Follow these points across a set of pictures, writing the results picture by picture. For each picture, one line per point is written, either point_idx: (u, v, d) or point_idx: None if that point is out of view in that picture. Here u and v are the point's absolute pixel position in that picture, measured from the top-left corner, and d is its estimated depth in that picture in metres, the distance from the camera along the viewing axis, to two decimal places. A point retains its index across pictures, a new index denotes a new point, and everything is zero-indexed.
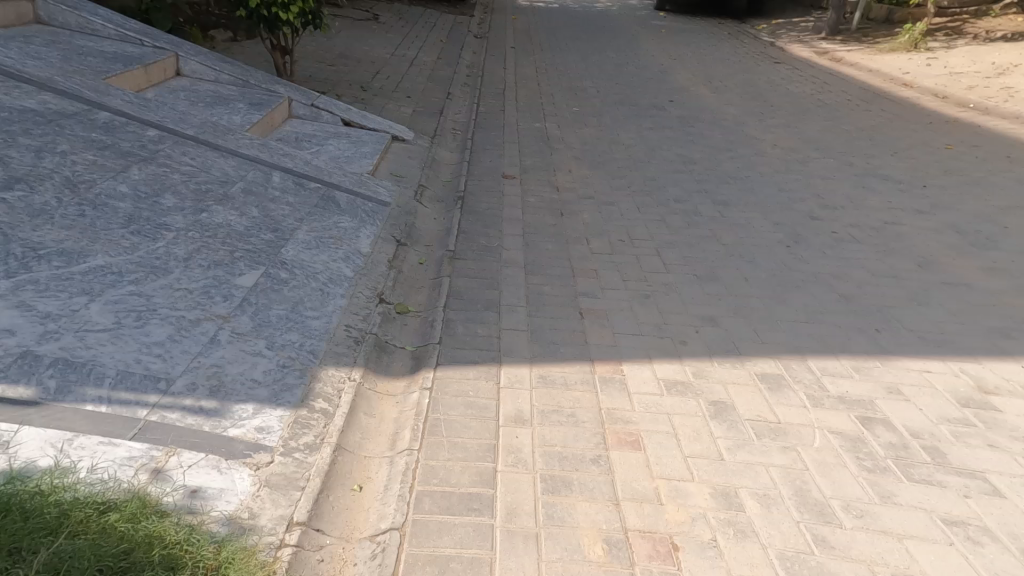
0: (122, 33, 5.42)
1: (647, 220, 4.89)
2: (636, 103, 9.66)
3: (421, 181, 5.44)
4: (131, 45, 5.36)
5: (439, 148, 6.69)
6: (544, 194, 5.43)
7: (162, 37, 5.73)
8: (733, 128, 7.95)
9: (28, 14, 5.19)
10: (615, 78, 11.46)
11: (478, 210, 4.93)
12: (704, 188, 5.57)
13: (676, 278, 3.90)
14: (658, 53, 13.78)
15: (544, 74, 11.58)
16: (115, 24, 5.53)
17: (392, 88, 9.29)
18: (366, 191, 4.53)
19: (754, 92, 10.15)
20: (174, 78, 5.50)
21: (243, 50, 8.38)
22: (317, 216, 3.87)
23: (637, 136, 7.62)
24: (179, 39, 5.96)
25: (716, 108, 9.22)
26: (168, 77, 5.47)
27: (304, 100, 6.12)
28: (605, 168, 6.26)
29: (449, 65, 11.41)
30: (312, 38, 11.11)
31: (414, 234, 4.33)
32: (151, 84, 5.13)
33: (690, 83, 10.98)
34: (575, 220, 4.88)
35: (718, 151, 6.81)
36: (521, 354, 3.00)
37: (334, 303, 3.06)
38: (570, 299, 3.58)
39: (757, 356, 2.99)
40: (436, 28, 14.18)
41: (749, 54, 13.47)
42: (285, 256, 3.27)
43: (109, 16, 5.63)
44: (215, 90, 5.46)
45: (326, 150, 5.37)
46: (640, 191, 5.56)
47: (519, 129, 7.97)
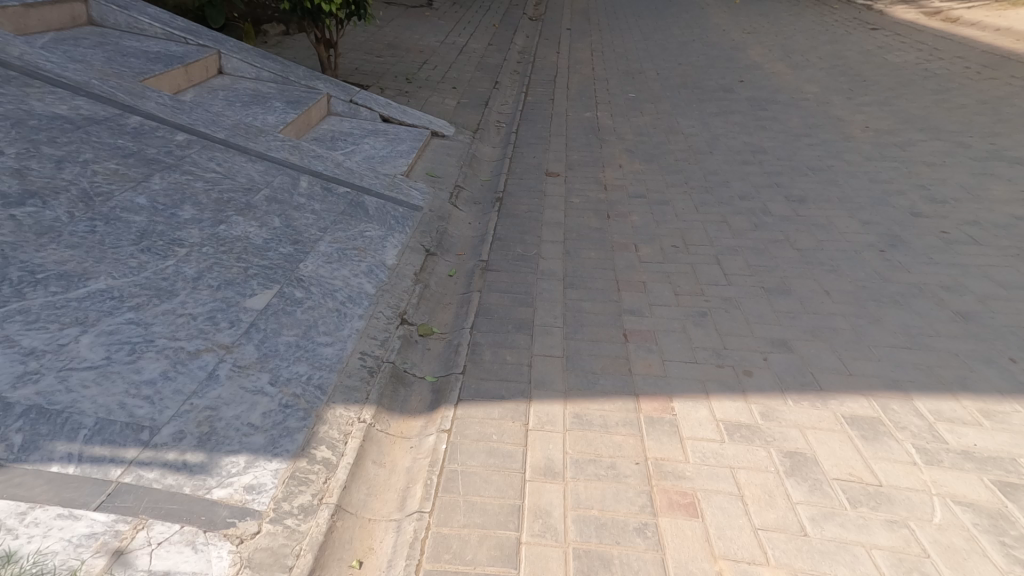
0: (167, 31, 5.37)
1: (707, 222, 4.40)
2: (701, 85, 8.92)
3: (458, 181, 5.13)
4: (174, 44, 5.32)
5: (480, 144, 6.35)
6: (591, 193, 5.00)
7: (206, 35, 5.67)
8: (812, 109, 7.18)
9: (82, 15, 5.24)
10: (676, 57, 10.73)
11: (518, 213, 4.58)
12: (775, 183, 4.98)
13: (738, 293, 3.41)
14: (729, 27, 12.83)
15: (598, 58, 10.95)
16: (160, 21, 5.48)
17: (438, 80, 9.03)
18: (399, 195, 4.24)
19: (841, 68, 9.14)
20: (216, 77, 5.43)
21: (291, 46, 8.35)
22: (343, 225, 3.62)
23: (698, 122, 7.01)
24: (225, 37, 5.90)
25: (794, 86, 8.34)
26: (211, 76, 5.41)
27: (342, 96, 5.89)
28: (662, 161, 5.72)
29: (498, 52, 11.00)
30: (361, 28, 11.04)
31: (446, 242, 4.03)
32: (192, 84, 5.07)
33: (762, 60, 10.04)
34: (624, 222, 4.45)
35: (796, 138, 6.09)
36: (554, 387, 2.63)
37: (350, 327, 2.81)
38: (613, 319, 3.22)
39: (846, 392, 2.46)
40: (487, 13, 13.75)
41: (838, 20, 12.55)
42: (302, 272, 3.04)
43: (155, 13, 5.60)
44: (254, 88, 5.35)
45: (361, 149, 5.16)
46: (700, 188, 5.02)
47: (569, 120, 7.51)
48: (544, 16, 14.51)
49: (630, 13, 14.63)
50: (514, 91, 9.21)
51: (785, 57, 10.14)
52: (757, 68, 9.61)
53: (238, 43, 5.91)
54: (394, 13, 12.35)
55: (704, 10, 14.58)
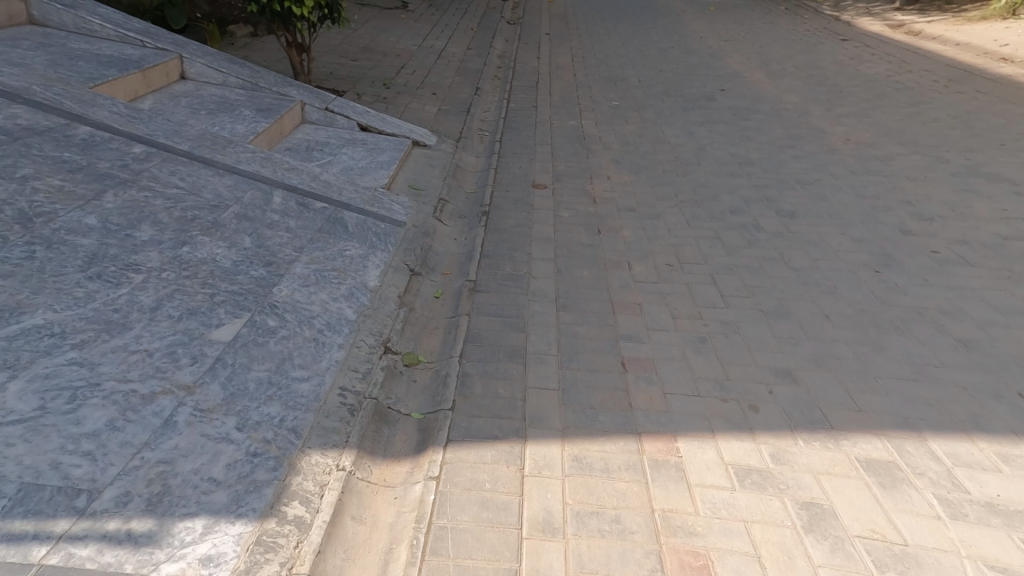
0: (122, 33, 5.06)
1: (700, 238, 4.29)
2: (683, 94, 8.88)
3: (443, 193, 4.94)
4: (131, 47, 5.02)
5: (463, 152, 6.19)
6: (578, 206, 4.85)
7: (167, 37, 5.39)
8: (794, 119, 7.17)
9: (20, 14, 4.91)
10: (659, 64, 10.70)
11: (503, 228, 4.43)
12: (763, 196, 4.89)
13: (737, 316, 3.28)
14: (710, 34, 12.89)
15: (580, 63, 10.86)
16: (115, 23, 5.17)
17: (417, 85, 8.82)
18: (379, 211, 4.15)
19: (819, 77, 9.21)
20: (178, 82, 5.18)
21: (261, 49, 8.04)
22: (321, 245, 3.46)
23: (683, 131, 6.94)
24: (187, 40, 5.61)
25: (774, 96, 8.35)
26: (172, 80, 5.14)
27: (317, 104, 5.76)
28: (648, 172, 5.61)
29: (479, 56, 10.83)
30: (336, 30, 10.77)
31: (432, 261, 3.93)
32: (152, 90, 4.80)
33: (742, 68, 10.07)
34: (615, 237, 4.32)
35: (780, 149, 6.05)
36: (551, 424, 2.47)
37: (328, 358, 2.59)
38: (609, 346, 3.08)
39: (858, 432, 2.35)
40: (466, 16, 13.57)
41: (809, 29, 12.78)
42: (276, 297, 2.81)
43: (108, 14, 5.28)
44: (221, 95, 5.14)
45: (338, 159, 5.01)
46: (689, 201, 4.91)
47: (552, 128, 7.38)
48: (523, 19, 14.40)
49: (611, 19, 14.61)
50: (496, 97, 9.06)
51: (765, 65, 10.18)
52: (737, 76, 9.63)
53: (202, 46, 5.64)
54: (370, 16, 12.08)
55: (684, 17, 14.65)
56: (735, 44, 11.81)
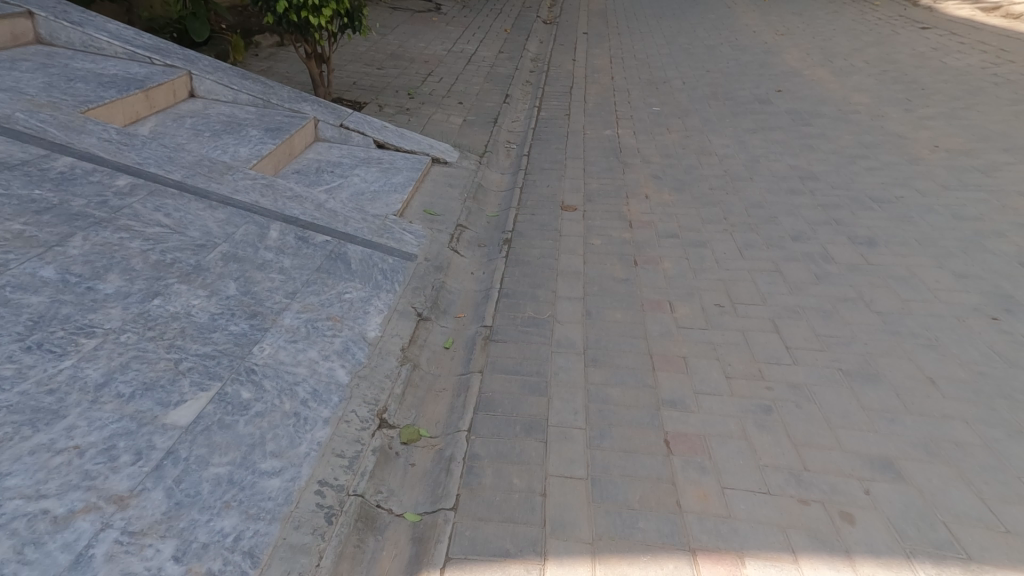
0: (130, 51, 4.85)
1: (756, 270, 3.81)
2: (732, 96, 8.22)
3: (461, 219, 4.66)
4: (137, 65, 4.79)
5: (486, 169, 5.82)
6: (610, 233, 4.44)
7: (177, 53, 5.16)
8: (869, 123, 6.57)
9: (27, 34, 4.75)
10: (705, 62, 10.05)
11: (526, 262, 4.11)
12: (833, 219, 4.40)
13: (807, 377, 2.69)
14: (764, 27, 12.09)
15: (619, 65, 10.29)
16: (123, 40, 4.96)
17: (443, 94, 8.46)
18: (389, 243, 3.98)
19: (895, 74, 8.37)
20: (185, 101, 4.94)
21: (285, 60, 7.83)
22: (317, 288, 3.21)
23: (732, 141, 6.39)
24: (198, 55, 5.37)
25: (840, 96, 7.63)
26: (180, 100, 4.91)
27: (332, 120, 5.50)
28: (693, 189, 5.12)
29: (510, 60, 10.39)
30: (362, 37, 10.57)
31: (444, 300, 3.66)
32: (155, 111, 4.55)
33: (800, 66, 9.28)
34: (655, 271, 3.92)
35: (851, 159, 5.56)
36: (577, 533, 2.03)
37: (307, 438, 2.27)
38: (648, 418, 2.54)
39: (1006, 563, 1.84)
40: (500, 17, 13.19)
41: (883, 18, 11.81)
42: (256, 360, 2.53)
43: (117, 31, 5.09)
44: (229, 113, 4.89)
45: (350, 183, 4.78)
46: (743, 225, 4.42)
47: (586, 138, 6.90)
48: (559, 19, 13.87)
49: (654, 14, 13.95)
50: (526, 105, 8.63)
51: (827, 61, 9.37)
52: (794, 74, 8.88)
53: (215, 61, 5.41)
54: (399, 21, 11.81)
55: (734, 8, 13.82)
56: (791, 39, 10.98)
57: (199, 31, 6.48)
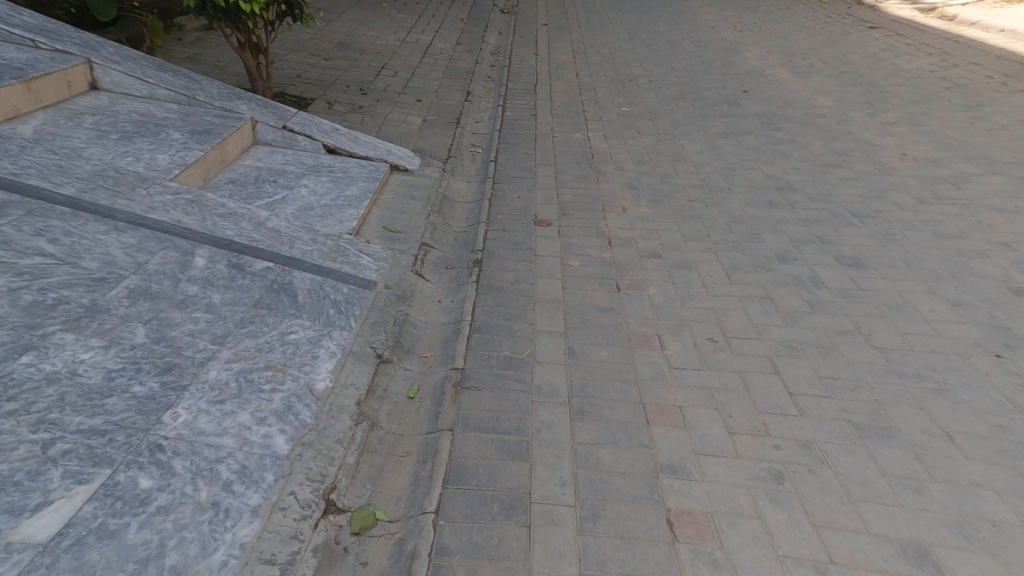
0: (7, 33, 4.31)
1: (747, 297, 3.66)
2: (699, 96, 8.05)
3: (425, 239, 4.32)
4: (20, 50, 4.24)
5: (451, 177, 5.59)
6: (587, 255, 4.24)
7: (68, 38, 4.65)
8: (833, 128, 6.47)
9: None
10: (669, 59, 9.87)
11: (499, 286, 3.79)
12: (816, 236, 4.27)
13: (815, 433, 2.51)
14: (723, 23, 12.00)
15: (583, 60, 9.95)
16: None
17: (399, 90, 7.89)
18: (344, 268, 3.53)
19: (853, 75, 8.37)
20: (83, 93, 4.44)
21: (211, 45, 7.35)
22: (254, 330, 2.68)
23: (704, 147, 6.24)
24: (99, 41, 4.88)
25: (805, 98, 7.54)
26: (76, 92, 4.39)
27: (273, 122, 5.03)
28: (671, 202, 5.03)
29: (469, 53, 9.90)
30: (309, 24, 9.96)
31: (407, 338, 3.22)
32: (41, 105, 4.05)
33: (761, 65, 9.19)
34: (639, 295, 3.75)
35: (824, 168, 5.45)
36: None
37: (225, 539, 1.79)
38: (647, 491, 2.27)
39: None
40: (457, 5, 12.66)
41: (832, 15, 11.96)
42: (165, 433, 1.99)
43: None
44: (141, 111, 4.42)
45: (294, 196, 4.30)
46: (727, 243, 4.32)
47: (555, 142, 6.61)
48: (517, 8, 13.39)
49: (614, 6, 13.70)
50: (490, 104, 8.20)
51: (788, 61, 9.32)
52: (758, 74, 8.79)
53: (122, 48, 4.93)
54: (347, 7, 11.11)
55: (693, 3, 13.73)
56: (751, 36, 10.91)
57: (103, 10, 5.90)
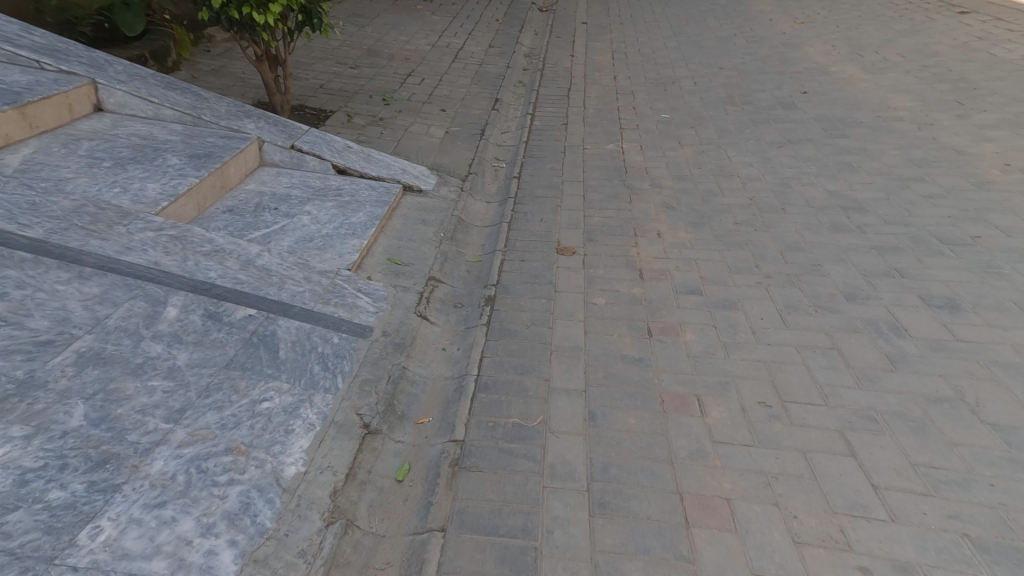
0: (7, 52, 4.11)
1: (806, 348, 3.14)
2: (750, 100, 7.44)
3: (434, 272, 4.09)
4: (20, 70, 4.03)
5: (469, 198, 5.31)
6: (612, 288, 3.98)
7: (74, 56, 4.44)
8: (921, 132, 6.16)
9: None
10: (717, 56, 9.22)
11: (513, 330, 3.55)
12: (894, 268, 3.89)
13: (918, 553, 2.00)
14: (779, 14, 11.24)
15: (622, 61, 9.40)
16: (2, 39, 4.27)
17: (423, 99, 7.53)
18: (338, 311, 3.31)
19: (937, 69, 7.83)
20: (85, 116, 4.22)
21: (238, 55, 7.21)
22: (220, 397, 2.46)
23: (763, 158, 5.92)
24: (110, 60, 4.67)
25: (877, 97, 7.09)
26: (79, 116, 4.18)
27: (280, 141, 4.72)
28: (714, 224, 4.80)
29: (501, 56, 9.49)
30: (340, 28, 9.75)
31: (401, 401, 2.92)
32: (38, 130, 3.83)
33: (826, 61, 8.53)
34: (674, 340, 3.36)
35: (903, 183, 5.18)
36: None
37: None
38: None
39: None
40: (493, 5, 12.31)
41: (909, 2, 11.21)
42: (75, 561, 1.77)
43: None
44: (141, 133, 4.17)
45: (298, 227, 4.03)
46: (780, 276, 3.97)
47: (586, 155, 6.25)
48: (556, 6, 12.90)
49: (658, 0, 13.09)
50: (518, 112, 7.78)
51: (856, 56, 8.64)
52: (822, 71, 8.19)
53: (130, 66, 4.72)
54: (379, 10, 10.90)
55: None
56: (814, 28, 10.16)
57: (132, 24, 5.85)
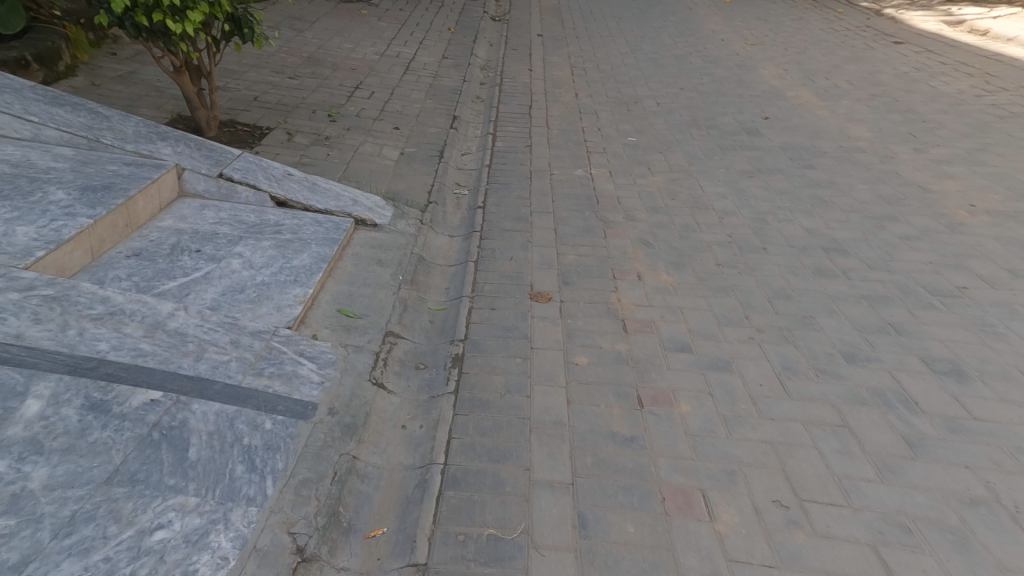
0: None
1: (814, 423, 2.98)
2: (714, 124, 7.28)
3: (391, 323, 3.55)
4: None
5: (429, 232, 4.80)
6: (594, 343, 3.60)
7: None
8: (884, 165, 6.09)
9: None
10: (677, 76, 9.10)
11: (486, 401, 3.08)
12: (887, 322, 3.72)
13: None
14: (734, 35, 11.32)
15: (582, 77, 9.14)
16: None
17: (373, 115, 6.97)
18: (273, 386, 2.71)
19: (887, 99, 7.95)
20: None
21: (149, 64, 7.01)
22: (86, 533, 1.83)
23: (733, 189, 5.70)
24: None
25: (836, 126, 7.07)
26: None
27: (205, 169, 4.30)
28: (695, 266, 4.46)
29: (456, 68, 9.05)
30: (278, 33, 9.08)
31: (348, 506, 2.37)
32: None
33: (781, 85, 8.53)
34: (669, 413, 3.07)
35: (875, 221, 5.05)
36: None
37: None
38: None
39: None
40: (446, 13, 11.88)
41: (853, 29, 11.54)
42: None
43: None
44: (18, 163, 3.69)
45: (225, 275, 3.44)
46: (774, 330, 3.71)
47: (553, 181, 5.85)
48: (509, 15, 12.64)
49: (614, 15, 13.00)
50: (478, 131, 7.33)
51: (809, 81, 8.70)
52: (779, 96, 8.16)
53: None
54: (321, 14, 10.29)
55: (698, 14, 13.07)
56: (765, 50, 10.24)
57: (7, 21, 5.66)
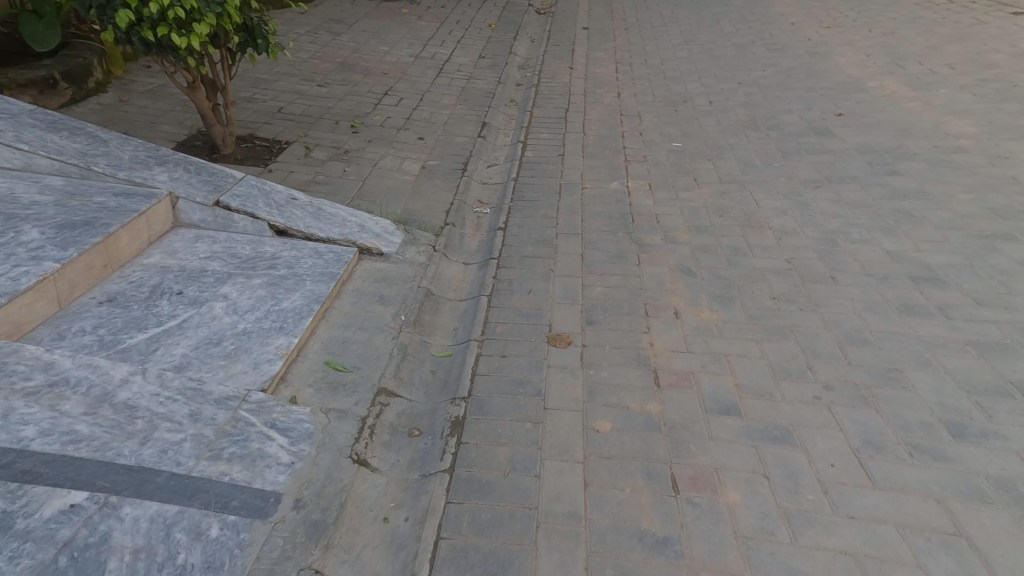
0: None
1: (912, 529, 2.37)
2: (775, 124, 6.45)
3: (386, 376, 3.07)
4: None
5: (442, 259, 4.31)
6: (619, 404, 3.00)
7: None
8: (995, 168, 5.14)
9: None
10: (736, 68, 8.25)
11: (485, 483, 2.56)
12: (1007, 382, 3.01)
13: None
14: (804, 18, 10.26)
15: (629, 73, 8.43)
16: None
17: (399, 124, 6.57)
18: (231, 473, 2.27)
19: (999, 84, 6.85)
20: None
21: None
22: None
23: (800, 201, 4.93)
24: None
25: (930, 121, 6.10)
26: None
27: (201, 198, 3.95)
28: (747, 300, 3.78)
29: (492, 68, 8.55)
30: (313, 37, 8.85)
31: None
32: None
33: (861, 74, 7.55)
34: (712, 505, 2.47)
35: (987, 240, 4.20)
36: None
37: None
38: None
39: None
40: (487, 8, 11.40)
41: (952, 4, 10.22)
42: None
43: None
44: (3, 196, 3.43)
45: (203, 322, 3.06)
46: (848, 389, 3.02)
47: (586, 196, 5.26)
48: (555, 7, 12.01)
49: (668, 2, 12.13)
50: (508, 138, 6.80)
51: (895, 67, 7.65)
52: (858, 87, 7.20)
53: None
54: (360, 15, 10.03)
55: None
56: (843, 34, 9.20)
57: (43, 38, 5.55)
